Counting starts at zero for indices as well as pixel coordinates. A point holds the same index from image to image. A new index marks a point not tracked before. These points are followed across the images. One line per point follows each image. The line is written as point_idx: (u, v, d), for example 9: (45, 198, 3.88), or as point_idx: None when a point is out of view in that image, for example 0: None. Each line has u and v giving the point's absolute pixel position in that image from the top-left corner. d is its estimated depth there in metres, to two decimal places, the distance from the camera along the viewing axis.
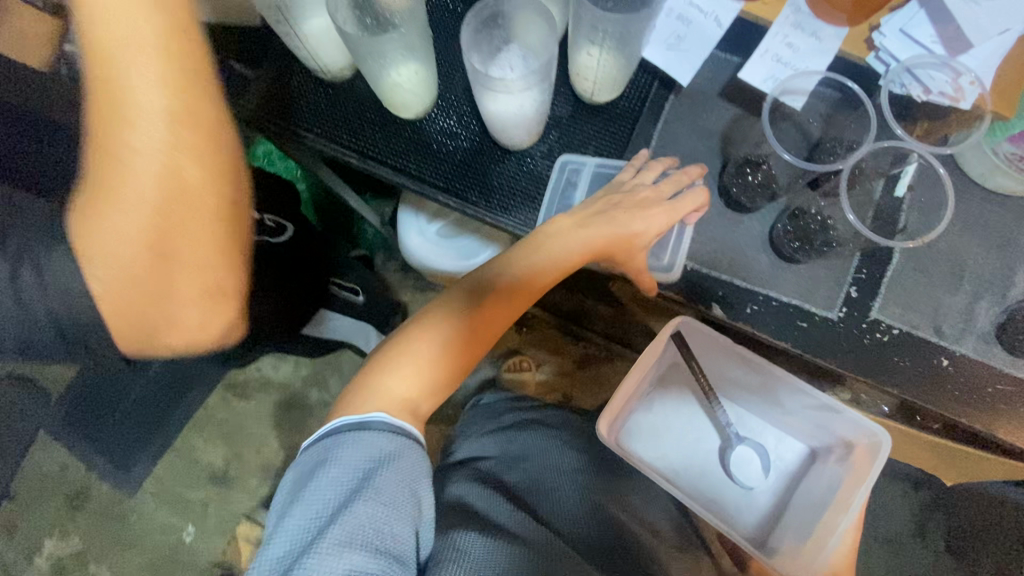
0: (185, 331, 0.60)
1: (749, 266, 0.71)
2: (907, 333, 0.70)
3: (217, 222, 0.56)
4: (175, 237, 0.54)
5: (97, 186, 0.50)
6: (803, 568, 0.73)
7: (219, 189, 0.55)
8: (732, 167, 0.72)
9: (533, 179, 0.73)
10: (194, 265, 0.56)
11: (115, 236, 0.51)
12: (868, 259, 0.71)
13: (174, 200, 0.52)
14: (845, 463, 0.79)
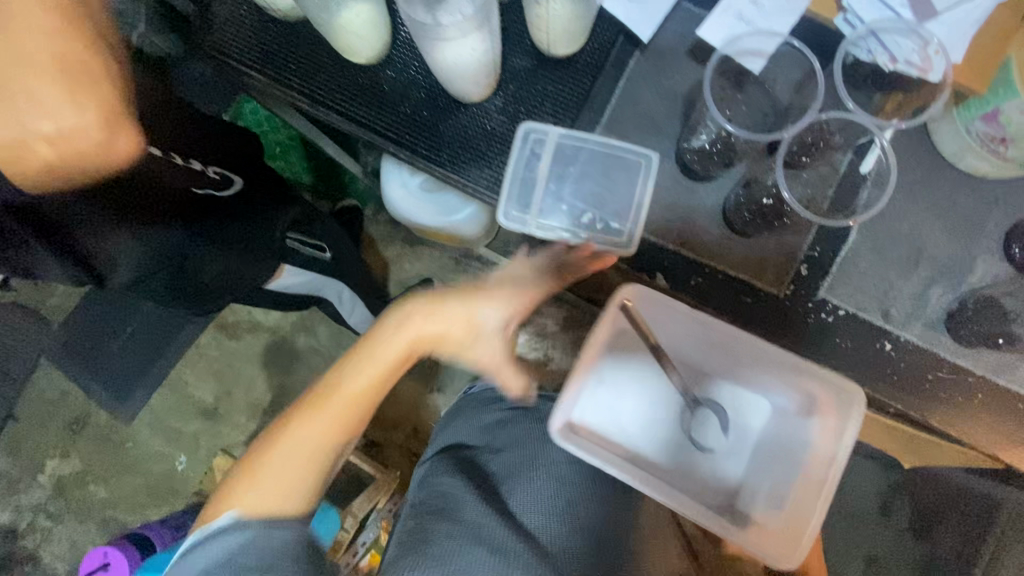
0: (75, 148, 0.57)
1: (701, 238, 0.70)
2: (853, 315, 0.69)
3: (51, 18, 0.56)
4: (32, 38, 0.56)
5: None
6: (772, 544, 0.58)
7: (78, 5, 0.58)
8: (689, 130, 0.69)
9: (486, 136, 0.71)
10: (52, 67, 0.56)
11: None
12: (824, 238, 0.69)
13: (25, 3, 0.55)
14: (812, 421, 0.62)
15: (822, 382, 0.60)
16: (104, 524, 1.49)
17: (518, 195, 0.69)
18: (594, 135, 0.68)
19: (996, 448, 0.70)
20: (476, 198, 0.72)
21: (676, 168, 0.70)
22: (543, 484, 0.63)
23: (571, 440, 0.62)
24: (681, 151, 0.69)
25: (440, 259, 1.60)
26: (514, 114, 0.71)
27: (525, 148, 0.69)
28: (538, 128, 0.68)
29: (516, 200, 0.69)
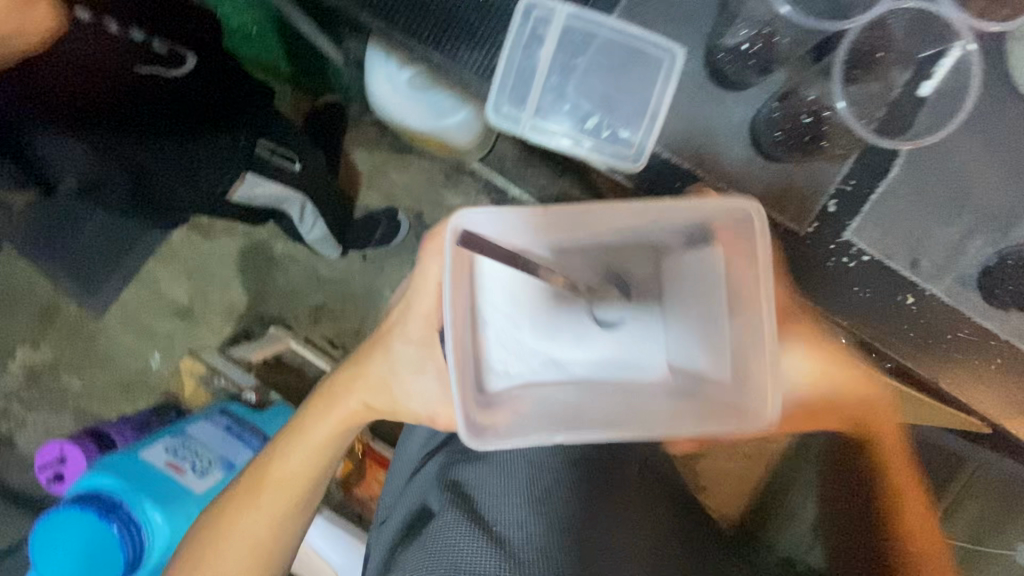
0: None
1: (721, 157, 0.60)
2: (878, 261, 0.61)
3: None
4: None
5: None
6: (744, 395, 0.53)
7: None
8: (725, 24, 0.57)
9: (479, 11, 0.60)
10: None
11: None
12: (862, 170, 0.60)
13: None
14: (708, 250, 0.56)
15: (712, 209, 0.52)
16: (77, 416, 1.47)
17: (514, 85, 0.58)
18: (609, 19, 0.56)
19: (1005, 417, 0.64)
20: (463, 87, 0.62)
21: (703, 71, 0.58)
22: (510, 483, 0.65)
23: (490, 432, 0.52)
24: (710, 50, 0.58)
25: (430, 170, 1.48)
26: None
27: (525, 28, 0.57)
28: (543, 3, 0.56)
29: (511, 94, 0.59)
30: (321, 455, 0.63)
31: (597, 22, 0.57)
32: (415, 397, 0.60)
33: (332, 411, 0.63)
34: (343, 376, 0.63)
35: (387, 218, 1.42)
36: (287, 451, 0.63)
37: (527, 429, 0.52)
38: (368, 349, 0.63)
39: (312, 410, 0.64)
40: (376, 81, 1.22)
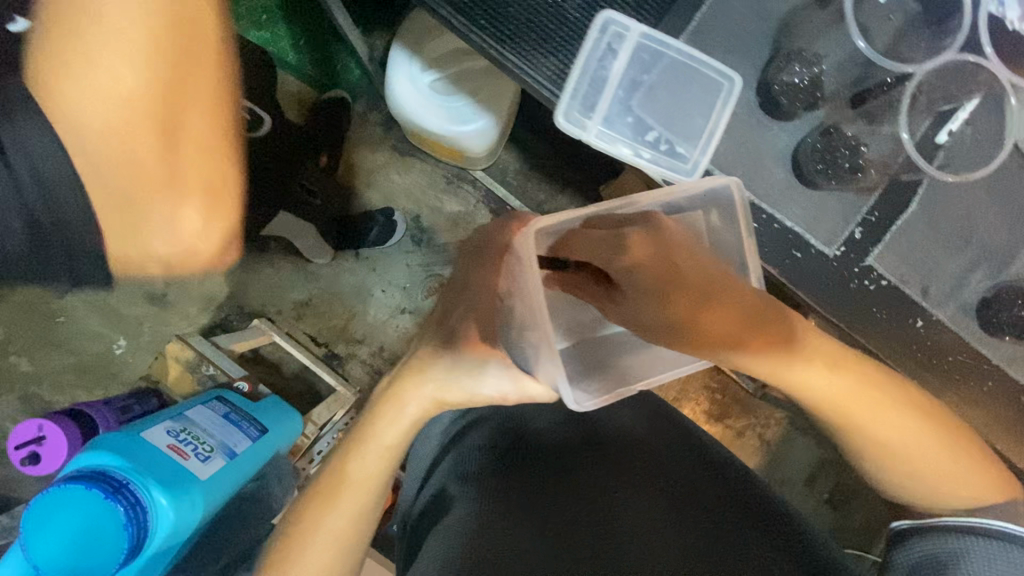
0: (170, 235, 0.64)
1: (765, 178, 0.65)
2: (894, 287, 0.67)
3: (214, 134, 0.63)
4: (180, 112, 0.59)
5: (126, 129, 0.57)
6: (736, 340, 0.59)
7: (207, 130, 0.62)
8: (781, 61, 0.63)
9: (553, 15, 0.62)
10: (190, 163, 0.62)
11: (94, 123, 0.55)
12: (885, 204, 0.65)
13: (164, 106, 0.58)
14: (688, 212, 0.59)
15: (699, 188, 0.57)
16: (27, 399, 1.37)
17: (584, 94, 0.62)
18: (679, 43, 0.61)
19: (992, 437, 0.71)
20: (530, 87, 0.63)
21: (754, 98, 0.64)
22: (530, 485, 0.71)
23: (584, 390, 0.60)
24: (766, 79, 0.63)
25: (432, 174, 1.47)
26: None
27: (601, 41, 0.61)
28: (619, 20, 0.60)
29: (580, 101, 0.62)
30: (390, 454, 0.68)
31: (665, 44, 0.61)
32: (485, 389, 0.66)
33: (404, 410, 0.68)
34: (409, 381, 0.69)
35: (383, 219, 1.40)
36: (360, 454, 0.67)
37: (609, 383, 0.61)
38: (428, 358, 0.70)
39: (379, 414, 0.68)
40: (398, 80, 1.24)
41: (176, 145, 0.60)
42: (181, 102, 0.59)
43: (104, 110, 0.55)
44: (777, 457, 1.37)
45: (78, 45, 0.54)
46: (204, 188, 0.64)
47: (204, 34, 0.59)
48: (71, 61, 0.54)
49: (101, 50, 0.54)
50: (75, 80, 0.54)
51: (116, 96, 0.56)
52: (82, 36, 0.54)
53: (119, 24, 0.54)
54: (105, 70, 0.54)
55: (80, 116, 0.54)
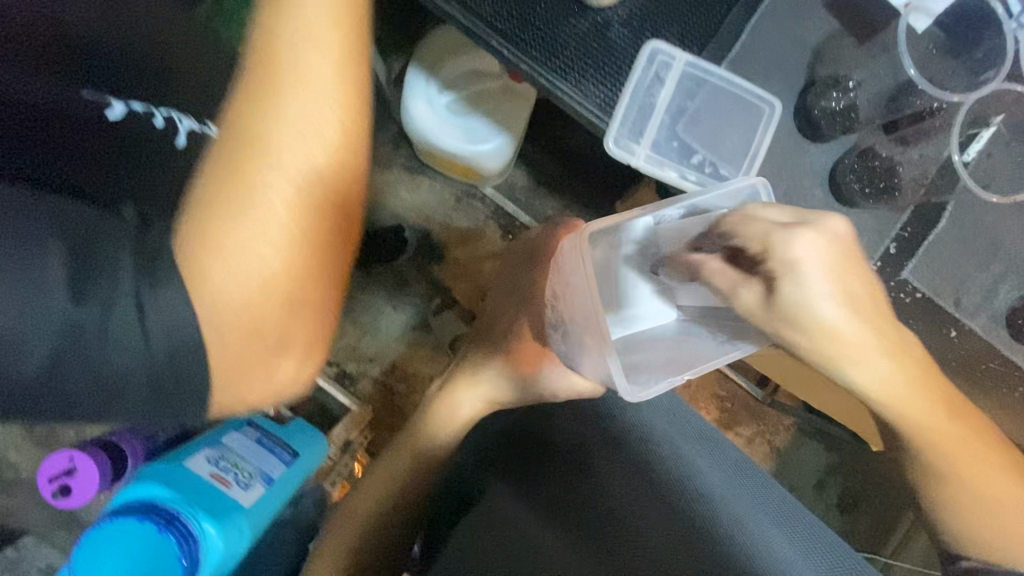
0: (272, 385, 0.56)
1: (805, 198, 0.67)
2: (928, 298, 0.69)
3: (330, 271, 0.56)
4: (310, 264, 0.53)
5: (273, 270, 0.50)
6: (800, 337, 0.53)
7: (330, 273, 0.56)
8: (820, 86, 0.65)
9: (601, 45, 0.64)
10: (310, 310, 0.55)
11: (239, 275, 0.48)
12: (918, 219, 0.68)
13: (310, 248, 0.52)
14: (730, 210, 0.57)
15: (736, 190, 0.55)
16: None
17: (630, 121, 0.65)
18: (721, 70, 0.63)
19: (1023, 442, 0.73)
20: (580, 114, 0.65)
21: (794, 121, 0.66)
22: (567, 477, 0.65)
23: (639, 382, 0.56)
24: (805, 104, 0.65)
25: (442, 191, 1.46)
26: (637, 29, 0.64)
27: (648, 70, 0.64)
28: (665, 50, 0.63)
29: (628, 129, 0.65)
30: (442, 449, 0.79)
31: (708, 71, 0.64)
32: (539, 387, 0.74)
33: (458, 412, 0.80)
34: (463, 389, 0.82)
35: (393, 237, 1.40)
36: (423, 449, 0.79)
37: (656, 371, 0.57)
38: (482, 365, 0.83)
39: (438, 414, 0.81)
40: (415, 101, 1.24)
41: (298, 301, 0.53)
42: (308, 256, 0.52)
43: (244, 277, 0.48)
44: (785, 464, 1.34)
45: (235, 207, 0.48)
46: (305, 341, 0.56)
47: (347, 179, 0.55)
48: (225, 225, 0.48)
49: (258, 211, 0.49)
50: (226, 244, 0.47)
51: (266, 239, 0.49)
52: (235, 200, 0.48)
53: (281, 189, 0.50)
54: (254, 231, 0.49)
55: (225, 286, 0.47)
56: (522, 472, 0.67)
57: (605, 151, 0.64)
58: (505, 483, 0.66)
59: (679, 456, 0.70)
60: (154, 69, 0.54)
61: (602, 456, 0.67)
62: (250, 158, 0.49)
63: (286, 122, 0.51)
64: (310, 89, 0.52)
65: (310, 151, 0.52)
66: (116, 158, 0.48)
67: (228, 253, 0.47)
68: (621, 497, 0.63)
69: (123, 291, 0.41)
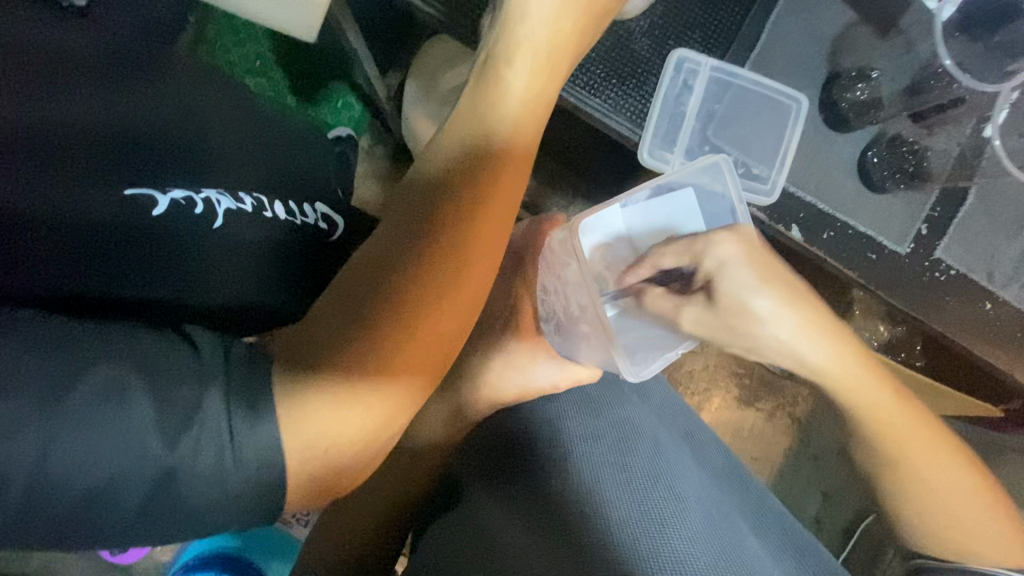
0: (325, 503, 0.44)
1: (836, 189, 0.68)
2: (962, 275, 0.70)
3: (427, 378, 0.43)
4: (406, 373, 0.41)
5: (365, 379, 0.39)
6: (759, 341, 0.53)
7: (428, 381, 0.43)
8: (844, 78, 0.66)
9: (628, 58, 0.64)
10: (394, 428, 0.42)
11: (336, 388, 0.38)
12: (946, 198, 0.69)
13: (412, 352, 0.41)
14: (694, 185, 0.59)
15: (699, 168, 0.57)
16: None
17: (659, 128, 0.66)
18: (747, 71, 0.65)
19: None
20: (612, 127, 0.65)
21: (820, 115, 0.67)
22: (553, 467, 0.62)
23: (641, 362, 0.56)
24: (831, 98, 0.66)
25: None
26: (661, 38, 0.64)
27: (676, 77, 0.65)
28: (692, 57, 0.64)
29: (657, 136, 0.66)
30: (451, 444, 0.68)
31: (733, 73, 0.65)
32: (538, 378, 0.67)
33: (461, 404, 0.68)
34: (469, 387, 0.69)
35: None
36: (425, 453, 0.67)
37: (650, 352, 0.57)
38: (481, 364, 0.70)
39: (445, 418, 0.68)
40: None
41: (385, 421, 0.41)
42: (408, 366, 0.41)
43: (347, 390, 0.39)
44: (808, 432, 1.28)
45: (365, 304, 0.40)
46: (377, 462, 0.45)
47: (479, 282, 0.44)
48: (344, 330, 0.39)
49: (383, 306, 0.40)
50: (346, 350, 0.39)
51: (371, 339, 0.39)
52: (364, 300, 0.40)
53: (410, 280, 0.41)
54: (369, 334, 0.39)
55: (324, 405, 0.38)
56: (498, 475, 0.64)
57: (639, 163, 0.65)
58: (475, 487, 0.64)
59: (654, 443, 0.67)
60: (188, 154, 0.53)
61: (569, 442, 0.64)
62: (394, 246, 0.42)
63: (441, 216, 0.43)
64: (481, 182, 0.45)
65: (449, 250, 0.42)
66: (168, 260, 0.47)
67: (330, 359, 0.39)
68: (584, 493, 0.60)
69: (215, 422, 0.34)
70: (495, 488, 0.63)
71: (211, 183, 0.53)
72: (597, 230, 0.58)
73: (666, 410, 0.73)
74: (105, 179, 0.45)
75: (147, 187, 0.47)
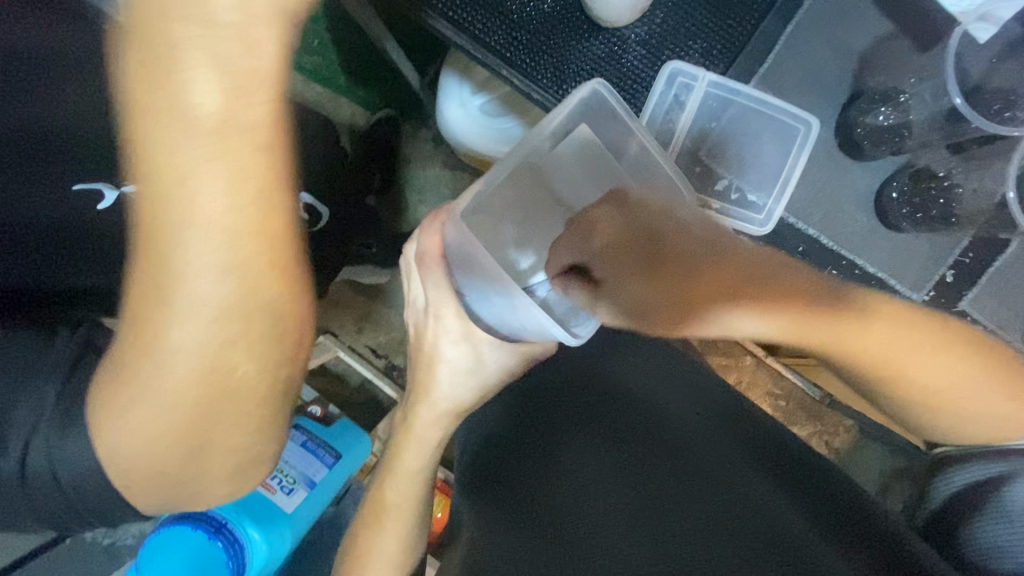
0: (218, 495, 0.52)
1: (845, 223, 0.61)
2: (991, 331, 0.61)
3: (254, 394, 0.45)
4: (212, 403, 0.44)
5: (154, 412, 0.43)
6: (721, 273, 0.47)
7: (249, 388, 0.45)
8: (865, 100, 0.59)
9: (616, 69, 0.61)
10: (228, 438, 0.47)
11: (133, 423, 0.43)
12: (981, 242, 0.60)
13: (207, 385, 0.43)
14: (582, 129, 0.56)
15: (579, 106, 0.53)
16: None
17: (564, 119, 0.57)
18: (749, 88, 0.59)
19: None
20: None
21: (834, 139, 0.60)
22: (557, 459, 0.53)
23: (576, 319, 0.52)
24: (848, 121, 0.59)
25: None
26: (656, 47, 0.60)
27: (667, 92, 0.60)
28: (686, 71, 0.59)
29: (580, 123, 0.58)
30: (420, 479, 0.63)
31: (732, 90, 0.60)
32: (488, 366, 0.60)
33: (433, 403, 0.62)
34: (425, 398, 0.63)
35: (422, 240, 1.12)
36: (391, 482, 0.63)
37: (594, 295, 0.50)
38: (425, 375, 0.62)
39: (400, 441, 0.64)
40: (448, 106, 1.02)
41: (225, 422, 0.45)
42: (205, 399, 0.43)
43: (158, 416, 0.43)
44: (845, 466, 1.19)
45: (133, 350, 0.42)
46: (259, 461, 0.51)
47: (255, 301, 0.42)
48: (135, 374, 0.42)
49: (148, 345, 0.41)
50: (126, 400, 0.43)
51: (155, 383, 0.42)
52: (135, 356, 0.42)
53: (171, 338, 0.41)
54: (140, 388, 0.42)
55: (136, 421, 0.43)
56: (512, 461, 0.56)
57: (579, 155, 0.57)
58: (473, 496, 0.57)
59: (689, 428, 0.55)
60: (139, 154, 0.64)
61: (573, 428, 0.56)
62: (146, 293, 0.40)
63: (145, 253, 0.40)
64: (202, 233, 0.39)
65: (203, 296, 0.40)
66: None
67: (117, 395, 0.43)
68: (587, 485, 0.49)
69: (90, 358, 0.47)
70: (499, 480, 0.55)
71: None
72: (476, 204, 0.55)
73: (689, 386, 0.63)
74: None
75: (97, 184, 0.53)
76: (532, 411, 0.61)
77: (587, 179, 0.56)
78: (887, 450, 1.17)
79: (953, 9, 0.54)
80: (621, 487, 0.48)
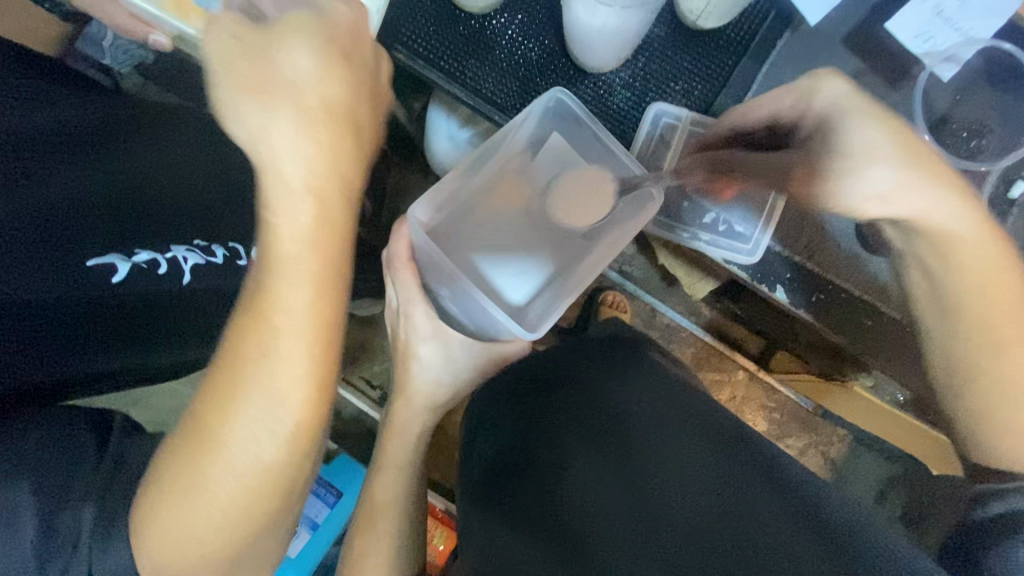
0: None
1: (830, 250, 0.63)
2: None
3: (280, 517, 0.45)
4: (264, 521, 0.43)
5: (203, 508, 0.40)
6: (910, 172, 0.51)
7: (293, 500, 0.45)
8: None
9: (603, 112, 0.64)
10: (256, 550, 0.45)
11: (192, 519, 0.40)
12: None
13: (269, 495, 0.42)
14: (544, 134, 0.65)
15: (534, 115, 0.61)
16: None
17: (535, 128, 0.63)
18: None
19: None
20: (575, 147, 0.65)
21: None
22: (554, 482, 0.53)
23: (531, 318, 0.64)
24: None
25: None
26: (641, 90, 0.63)
27: (652, 133, 0.63)
28: (670, 112, 0.62)
29: (552, 131, 0.64)
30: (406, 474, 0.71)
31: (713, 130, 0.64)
32: (459, 351, 0.72)
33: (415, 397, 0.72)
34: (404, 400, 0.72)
35: None
36: (380, 483, 0.69)
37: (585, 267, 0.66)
38: (403, 372, 0.73)
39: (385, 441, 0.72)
40: (438, 140, 1.03)
41: (237, 569, 0.45)
42: (264, 507, 0.42)
43: (206, 520, 0.40)
44: (842, 475, 1.22)
45: (200, 454, 0.39)
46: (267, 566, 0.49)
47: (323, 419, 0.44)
48: (170, 493, 0.39)
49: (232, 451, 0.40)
50: (196, 505, 0.39)
51: (226, 493, 0.40)
52: (196, 460, 0.39)
53: (262, 443, 0.41)
54: (205, 490, 0.40)
55: (189, 533, 0.40)
56: (526, 481, 0.56)
57: (544, 162, 0.66)
58: (482, 507, 0.59)
59: (665, 433, 0.54)
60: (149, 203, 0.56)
61: (565, 434, 0.57)
62: (229, 403, 0.40)
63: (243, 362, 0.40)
64: (294, 348, 0.41)
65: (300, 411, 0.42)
66: (120, 331, 0.52)
67: (185, 494, 0.39)
68: (580, 495, 0.51)
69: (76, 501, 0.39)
70: (514, 499, 0.55)
71: (183, 241, 0.58)
72: (440, 207, 0.66)
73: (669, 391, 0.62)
74: (71, 248, 0.49)
75: (112, 253, 0.51)
76: (530, 423, 0.61)
77: (566, 181, 0.65)
78: (881, 456, 1.20)
79: (917, 51, 0.59)
80: (615, 493, 0.49)
